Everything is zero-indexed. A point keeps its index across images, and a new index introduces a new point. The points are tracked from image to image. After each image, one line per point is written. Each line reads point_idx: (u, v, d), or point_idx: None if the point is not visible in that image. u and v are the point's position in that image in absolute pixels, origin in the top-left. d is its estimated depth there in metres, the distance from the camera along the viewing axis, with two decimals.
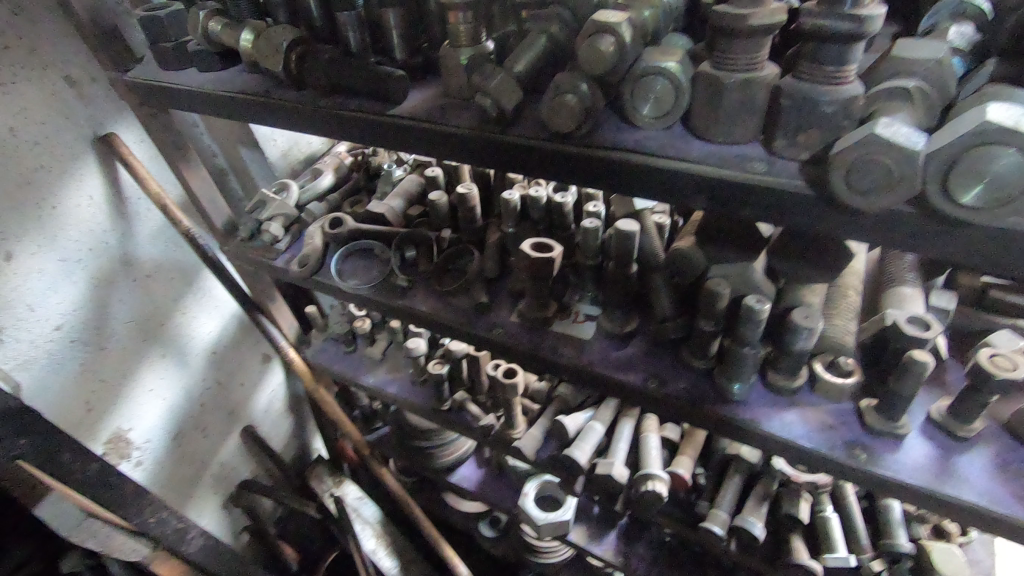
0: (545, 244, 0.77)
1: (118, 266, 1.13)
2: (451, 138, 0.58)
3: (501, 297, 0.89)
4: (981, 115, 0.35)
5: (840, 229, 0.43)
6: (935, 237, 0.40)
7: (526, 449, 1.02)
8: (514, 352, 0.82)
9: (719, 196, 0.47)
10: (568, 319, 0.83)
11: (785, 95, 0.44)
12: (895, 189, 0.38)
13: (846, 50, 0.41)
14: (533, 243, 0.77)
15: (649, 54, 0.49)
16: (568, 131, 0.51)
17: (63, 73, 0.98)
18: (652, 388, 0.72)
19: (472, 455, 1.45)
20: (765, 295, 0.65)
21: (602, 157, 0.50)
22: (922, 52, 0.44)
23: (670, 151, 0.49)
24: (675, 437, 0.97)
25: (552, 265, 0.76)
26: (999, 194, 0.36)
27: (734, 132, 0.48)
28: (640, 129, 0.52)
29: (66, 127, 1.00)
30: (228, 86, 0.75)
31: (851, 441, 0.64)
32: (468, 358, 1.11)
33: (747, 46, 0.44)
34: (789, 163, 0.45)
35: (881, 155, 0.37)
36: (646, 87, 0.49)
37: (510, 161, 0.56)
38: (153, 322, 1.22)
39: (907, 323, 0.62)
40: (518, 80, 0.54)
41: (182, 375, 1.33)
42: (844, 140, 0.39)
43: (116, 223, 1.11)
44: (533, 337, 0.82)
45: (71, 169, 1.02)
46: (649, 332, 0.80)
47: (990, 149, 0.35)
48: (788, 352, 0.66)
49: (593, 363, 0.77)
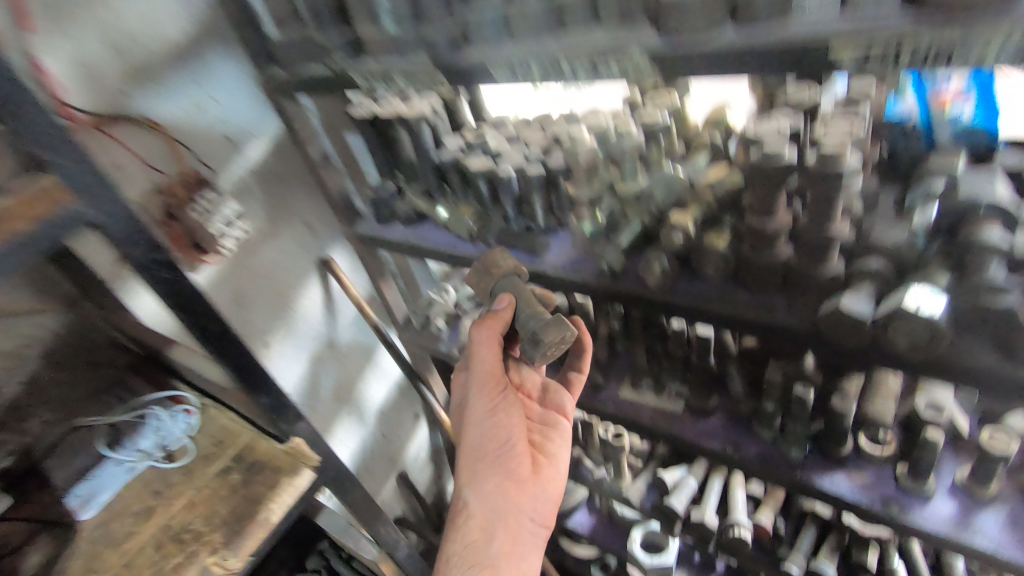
0: (497, 260, 0.90)
1: (327, 348, 1.57)
2: (580, 284, 0.90)
3: (612, 379, 1.18)
4: (902, 297, 0.59)
5: (836, 354, 0.69)
6: (896, 362, 0.64)
7: (633, 497, 1.28)
8: (545, 418, 1.10)
9: (757, 331, 0.74)
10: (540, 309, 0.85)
11: (795, 270, 0.71)
12: (857, 337, 0.64)
13: (825, 247, 0.68)
14: (499, 254, 0.91)
15: (708, 239, 0.78)
16: (656, 284, 0.82)
17: (307, 221, 1.44)
18: (731, 453, 0.97)
19: (585, 503, 1.64)
20: (810, 382, 0.89)
21: (679, 303, 0.80)
22: (889, 238, 0.69)
23: (724, 299, 0.77)
24: (759, 492, 1.18)
25: (485, 284, 0.92)
26: (919, 344, 0.60)
27: (766, 287, 0.75)
28: (707, 281, 0.80)
29: (305, 256, 1.45)
30: (427, 240, 1.15)
31: (888, 497, 0.84)
32: (583, 424, 1.35)
33: (767, 241, 0.73)
34: (801, 309, 0.72)
35: (846, 318, 0.63)
36: (706, 258, 0.78)
37: (620, 300, 0.87)
38: (346, 388, 1.65)
39: (926, 408, 0.83)
40: (623, 249, 0.88)
41: (361, 429, 1.73)
42: (828, 304, 0.66)
43: (327, 318, 1.55)
44: (530, 363, 0.85)
45: (306, 284, 1.47)
46: (728, 408, 1.04)
47: (905, 321, 0.59)
48: (834, 428, 0.88)
49: (685, 432, 1.03)
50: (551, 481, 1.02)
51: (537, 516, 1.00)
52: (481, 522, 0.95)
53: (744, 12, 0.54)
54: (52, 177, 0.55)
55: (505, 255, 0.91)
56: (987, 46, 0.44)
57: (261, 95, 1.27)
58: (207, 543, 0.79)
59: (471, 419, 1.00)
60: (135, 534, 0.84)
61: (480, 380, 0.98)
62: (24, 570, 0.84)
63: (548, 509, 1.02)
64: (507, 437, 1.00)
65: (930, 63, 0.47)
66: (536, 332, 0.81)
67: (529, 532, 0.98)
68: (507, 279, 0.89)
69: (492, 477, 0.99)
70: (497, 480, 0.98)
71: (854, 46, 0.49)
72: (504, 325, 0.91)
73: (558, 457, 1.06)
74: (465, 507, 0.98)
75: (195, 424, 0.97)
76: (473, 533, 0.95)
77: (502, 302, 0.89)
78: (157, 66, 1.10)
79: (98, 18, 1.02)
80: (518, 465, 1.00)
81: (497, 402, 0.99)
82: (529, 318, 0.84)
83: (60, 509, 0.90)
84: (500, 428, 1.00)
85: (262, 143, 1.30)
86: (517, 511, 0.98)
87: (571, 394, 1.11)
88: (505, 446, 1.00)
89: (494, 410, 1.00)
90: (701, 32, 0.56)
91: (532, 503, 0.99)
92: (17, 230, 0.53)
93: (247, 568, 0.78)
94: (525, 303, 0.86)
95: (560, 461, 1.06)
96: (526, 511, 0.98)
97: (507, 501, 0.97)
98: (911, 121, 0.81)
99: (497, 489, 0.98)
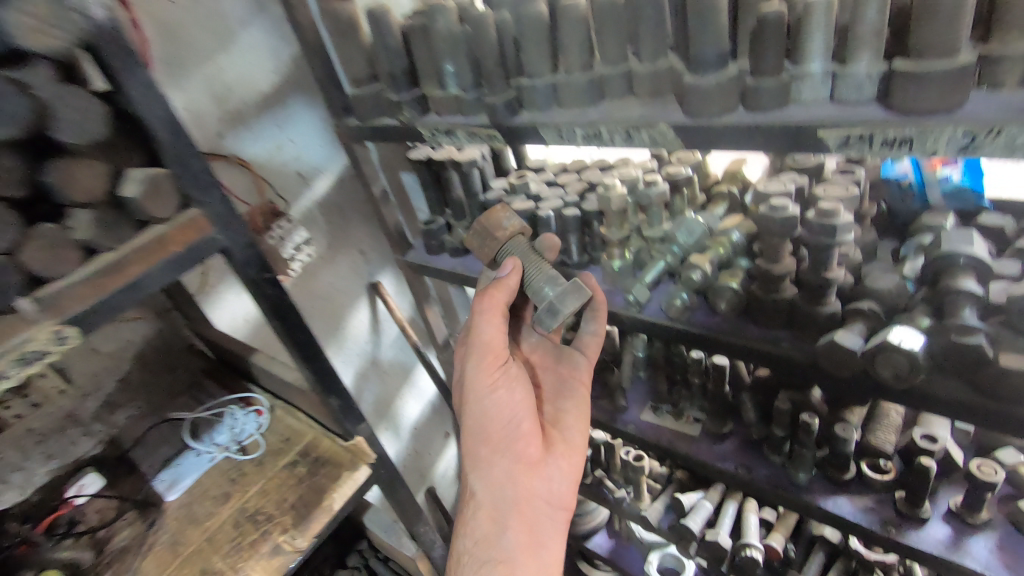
0: (500, 222, 0.92)
1: (370, 366, 1.71)
2: (609, 314, 1.01)
3: (634, 405, 1.29)
4: (887, 334, 0.69)
5: (833, 383, 0.79)
6: (884, 391, 0.74)
7: (651, 517, 1.36)
8: (553, 391, 1.07)
9: (764, 360, 0.85)
10: (558, 278, 0.86)
11: (798, 308, 0.82)
12: (848, 367, 0.74)
13: (824, 289, 0.79)
14: (502, 216, 0.93)
15: (723, 278, 0.90)
16: (676, 315, 0.93)
17: (361, 249, 1.59)
18: (742, 474, 1.06)
19: (605, 525, 1.72)
20: (816, 411, 0.98)
21: (696, 334, 0.91)
22: (881, 283, 0.79)
23: (736, 332, 0.88)
24: (771, 517, 1.25)
25: (488, 251, 0.93)
26: (902, 376, 0.70)
27: (773, 322, 0.86)
28: (721, 315, 0.92)
29: (357, 279, 1.60)
30: (471, 269, 1.28)
31: (886, 520, 0.92)
32: (607, 446, 1.44)
33: (775, 282, 0.84)
34: (803, 343, 0.82)
35: (838, 350, 0.74)
36: (721, 295, 0.90)
37: (644, 329, 0.98)
38: (384, 404, 1.78)
39: (921, 439, 0.92)
40: (647, 285, 0.99)
41: (396, 443, 1.86)
42: (825, 338, 0.76)
43: (372, 337, 1.69)
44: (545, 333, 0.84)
45: (356, 305, 1.62)
46: (741, 433, 1.13)
47: (888, 355, 0.69)
48: (837, 454, 0.97)
49: (701, 453, 1.12)
50: (565, 457, 0.98)
51: (552, 497, 0.94)
52: (490, 511, 0.91)
53: (750, 98, 0.67)
54: (200, 210, 0.71)
55: (508, 214, 0.93)
56: (938, 140, 0.55)
57: (331, 137, 1.45)
58: (278, 525, 0.91)
59: (470, 400, 0.93)
60: (215, 514, 0.97)
61: (479, 353, 0.93)
62: (117, 542, 0.97)
63: (567, 488, 0.96)
64: (512, 417, 0.94)
65: (895, 149, 0.58)
66: (551, 302, 0.84)
67: (545, 515, 0.93)
68: (513, 242, 0.92)
69: (499, 461, 0.93)
70: (505, 464, 0.93)
71: (836, 130, 0.60)
72: (505, 294, 0.92)
73: (570, 428, 1.02)
74: (473, 497, 0.93)
75: (265, 424, 1.11)
76: (484, 525, 0.90)
77: (506, 270, 0.91)
78: (248, 112, 1.28)
79: (206, 74, 1.20)
80: (527, 445, 0.94)
81: (497, 377, 0.93)
82: (544, 288, 0.86)
83: (150, 491, 1.05)
84: (502, 407, 0.93)
85: (328, 178, 1.47)
86: (531, 495, 0.92)
87: (585, 359, 1.09)
88: (511, 428, 0.94)
89: (495, 386, 0.93)
90: (715, 112, 0.69)
91: (546, 484, 0.94)
92: (172, 251, 0.69)
93: (312, 548, 0.89)
94: (532, 269, 0.89)
95: (572, 435, 1.02)
96: (540, 492, 0.93)
97: (517, 484, 0.92)
98: (907, 179, 0.92)
99: (507, 473, 0.92)
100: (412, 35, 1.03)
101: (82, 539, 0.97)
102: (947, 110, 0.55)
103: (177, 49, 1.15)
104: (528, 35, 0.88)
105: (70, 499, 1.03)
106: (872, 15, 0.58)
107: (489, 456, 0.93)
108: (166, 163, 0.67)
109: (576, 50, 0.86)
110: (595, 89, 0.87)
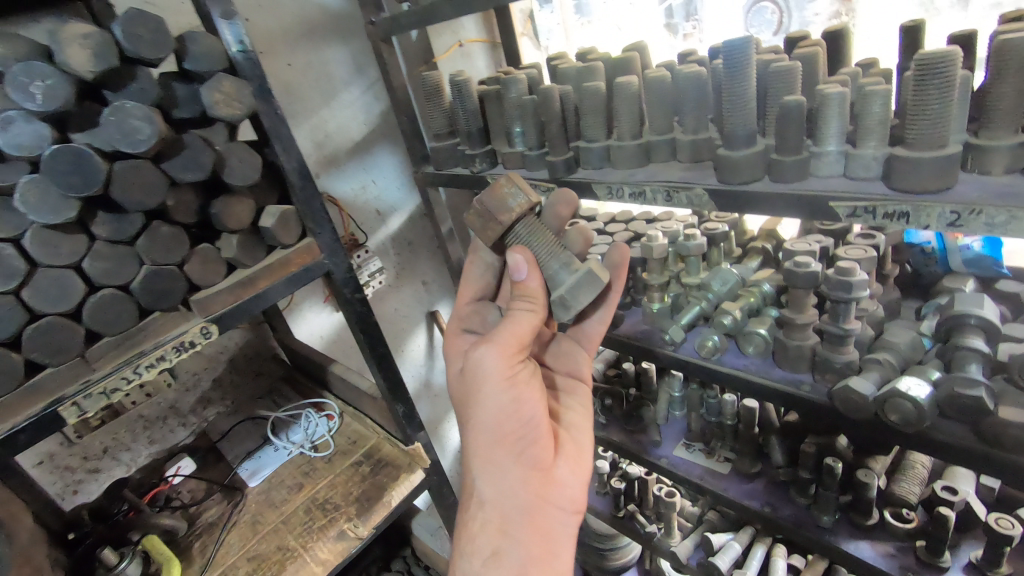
0: (507, 201, 0.77)
1: (423, 388, 1.86)
2: (647, 351, 1.12)
3: (668, 440, 1.36)
4: (898, 382, 0.77)
5: (848, 426, 0.87)
6: (895, 437, 0.81)
7: (680, 554, 1.41)
8: (553, 384, 1.01)
9: (788, 401, 0.93)
10: (573, 262, 0.78)
11: (819, 355, 0.91)
12: (860, 411, 0.82)
13: (842, 338, 0.88)
14: (506, 192, 0.77)
15: (752, 324, 1.01)
16: (708, 355, 1.04)
17: (424, 280, 1.77)
18: (768, 512, 1.12)
19: (635, 563, 1.75)
20: (840, 457, 1.05)
21: (726, 373, 1.00)
22: (898, 337, 0.88)
23: (762, 373, 0.98)
24: (800, 563, 1.28)
25: (492, 235, 0.78)
26: (909, 422, 0.77)
27: (796, 367, 0.95)
28: (751, 357, 1.02)
29: (419, 307, 1.77)
30: None
31: (907, 567, 0.96)
32: (641, 480, 1.51)
33: (798, 329, 0.94)
34: (822, 386, 0.91)
35: (853, 394, 0.82)
36: (750, 339, 1.00)
37: (677, 365, 1.08)
38: (433, 425, 1.92)
39: (941, 490, 0.97)
40: (683, 326, 1.09)
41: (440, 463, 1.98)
42: (843, 383, 0.84)
43: (427, 361, 1.84)
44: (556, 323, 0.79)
45: (415, 331, 1.78)
46: (769, 474, 1.19)
47: (897, 401, 0.77)
48: (859, 498, 1.02)
49: (729, 490, 1.19)
50: (576, 458, 0.88)
51: (566, 502, 0.84)
52: (499, 524, 0.79)
53: (775, 170, 0.79)
54: (314, 240, 0.89)
55: (513, 190, 0.78)
56: (930, 214, 0.65)
57: (408, 180, 1.65)
58: (344, 514, 1.05)
59: (483, 396, 0.76)
60: (290, 500, 1.11)
61: (498, 345, 0.75)
62: (204, 517, 1.11)
63: (580, 492, 0.86)
64: (531, 417, 0.79)
65: (895, 220, 0.68)
66: (567, 294, 0.76)
67: (558, 525, 0.83)
68: (525, 225, 0.80)
69: (512, 465, 0.79)
70: (518, 469, 0.80)
71: (848, 202, 0.70)
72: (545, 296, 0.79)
73: (576, 427, 0.93)
74: (479, 506, 0.80)
75: (335, 427, 1.26)
76: (493, 540, 0.78)
77: (524, 270, 0.77)
78: (341, 156, 1.48)
79: (313, 123, 1.41)
80: (542, 447, 0.81)
81: (517, 370, 0.77)
82: (561, 275, 0.78)
83: (234, 477, 1.20)
84: (522, 407, 0.77)
85: (402, 216, 1.66)
86: (545, 501, 0.81)
87: (585, 352, 1.05)
88: (529, 429, 0.79)
89: (515, 382, 0.77)
90: (744, 180, 0.82)
91: (560, 490, 0.84)
92: (291, 271, 0.87)
93: (371, 537, 1.02)
94: (545, 255, 0.79)
95: (577, 433, 0.93)
96: (554, 500, 0.83)
97: (531, 493, 0.80)
98: (932, 245, 1.00)
99: (519, 480, 0.80)
100: (489, 101, 1.21)
101: (176, 512, 1.11)
102: (939, 189, 0.65)
103: (293, 104, 1.36)
104: (588, 107, 1.04)
105: (169, 478, 1.19)
106: (876, 110, 0.71)
107: (500, 461, 0.78)
108: (296, 202, 0.86)
109: (629, 120, 1.00)
110: (644, 154, 1.00)
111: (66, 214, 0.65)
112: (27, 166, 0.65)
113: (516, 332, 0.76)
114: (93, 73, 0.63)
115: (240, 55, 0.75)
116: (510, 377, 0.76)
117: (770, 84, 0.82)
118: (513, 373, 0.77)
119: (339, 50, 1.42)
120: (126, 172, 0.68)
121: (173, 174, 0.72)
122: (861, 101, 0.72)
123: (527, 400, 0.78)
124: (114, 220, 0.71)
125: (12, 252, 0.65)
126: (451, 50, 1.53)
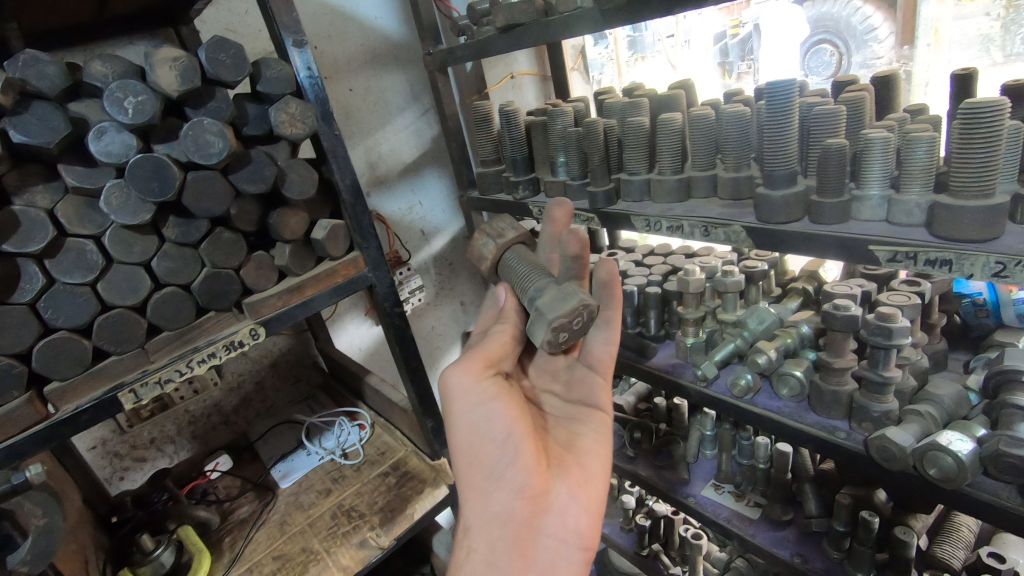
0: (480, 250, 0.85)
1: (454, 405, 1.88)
2: (678, 387, 1.11)
3: (698, 479, 1.32)
4: (937, 435, 0.74)
5: (884, 477, 0.83)
6: (934, 493, 0.78)
7: None
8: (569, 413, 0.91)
9: (823, 447, 0.90)
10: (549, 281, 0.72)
11: (856, 402, 0.88)
12: (897, 462, 0.79)
13: (881, 386, 0.85)
14: (480, 245, 0.86)
15: (788, 365, 0.99)
16: (740, 394, 1.02)
17: (461, 299, 1.81)
18: (797, 563, 1.07)
19: None
20: (877, 513, 0.99)
21: (758, 414, 0.98)
22: (941, 389, 0.85)
23: (797, 417, 0.95)
24: None
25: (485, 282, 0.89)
26: (949, 477, 0.73)
27: (832, 412, 0.92)
28: (785, 400, 1.00)
29: (455, 326, 1.82)
30: None
31: None
32: (667, 518, 1.46)
33: (835, 374, 0.91)
34: (859, 435, 0.88)
35: (891, 444, 0.79)
36: (784, 381, 0.99)
37: (708, 401, 1.06)
38: None
39: (987, 556, 0.91)
40: (716, 362, 1.08)
41: None
42: (881, 433, 0.81)
43: None
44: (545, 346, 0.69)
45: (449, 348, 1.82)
46: (800, 524, 1.15)
47: (936, 454, 0.74)
48: (898, 558, 0.96)
49: (758, 535, 1.14)
50: (578, 484, 0.82)
51: (562, 532, 0.79)
52: (483, 553, 0.75)
53: (814, 212, 0.79)
54: (360, 253, 0.94)
55: (483, 240, 0.85)
56: (974, 264, 0.63)
57: (453, 203, 1.70)
58: (368, 522, 1.08)
59: (456, 415, 0.76)
60: (318, 504, 1.14)
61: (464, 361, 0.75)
62: (234, 513, 1.15)
63: (582, 523, 0.80)
64: (505, 437, 0.75)
65: (938, 268, 0.66)
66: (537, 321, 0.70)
67: (552, 557, 0.78)
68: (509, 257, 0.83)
69: (497, 490, 0.76)
70: (504, 496, 0.76)
71: (887, 246, 0.70)
72: (521, 318, 0.81)
73: (585, 452, 0.86)
74: (467, 533, 0.78)
75: (365, 437, 1.30)
76: (478, 570, 0.75)
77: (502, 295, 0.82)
78: (391, 178, 1.55)
79: (367, 145, 1.48)
80: (527, 472, 0.77)
81: (487, 389, 0.75)
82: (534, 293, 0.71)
83: (267, 478, 1.24)
84: (491, 425, 0.75)
85: (445, 237, 1.71)
86: (534, 529, 0.77)
87: (601, 377, 0.91)
88: (506, 453, 0.75)
89: (482, 399, 0.74)
90: (783, 220, 0.82)
91: (552, 519, 0.79)
92: (336, 282, 0.92)
93: (392, 547, 1.04)
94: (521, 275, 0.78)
95: (590, 459, 0.86)
96: (548, 529, 0.78)
97: (518, 521, 0.76)
98: (983, 296, 0.95)
99: (504, 507, 0.76)
100: (535, 131, 1.26)
101: (211, 506, 1.15)
102: (983, 239, 0.64)
103: (351, 127, 1.44)
104: (630, 140, 1.06)
105: (207, 473, 1.24)
106: (920, 157, 0.71)
107: (481, 486, 0.76)
108: (345, 218, 0.91)
109: (670, 154, 1.02)
110: (683, 189, 1.01)
111: (143, 216, 0.72)
112: (113, 172, 0.72)
113: (482, 352, 0.76)
114: (178, 91, 0.70)
115: (308, 80, 0.82)
116: (472, 394, 0.74)
117: (813, 127, 0.83)
118: (482, 392, 0.75)
119: (397, 78, 1.50)
120: (198, 181, 0.74)
121: (238, 185, 0.79)
122: (905, 147, 0.72)
123: (498, 419, 0.75)
124: (183, 225, 0.78)
125: (93, 248, 0.72)
126: (503, 81, 1.60)
